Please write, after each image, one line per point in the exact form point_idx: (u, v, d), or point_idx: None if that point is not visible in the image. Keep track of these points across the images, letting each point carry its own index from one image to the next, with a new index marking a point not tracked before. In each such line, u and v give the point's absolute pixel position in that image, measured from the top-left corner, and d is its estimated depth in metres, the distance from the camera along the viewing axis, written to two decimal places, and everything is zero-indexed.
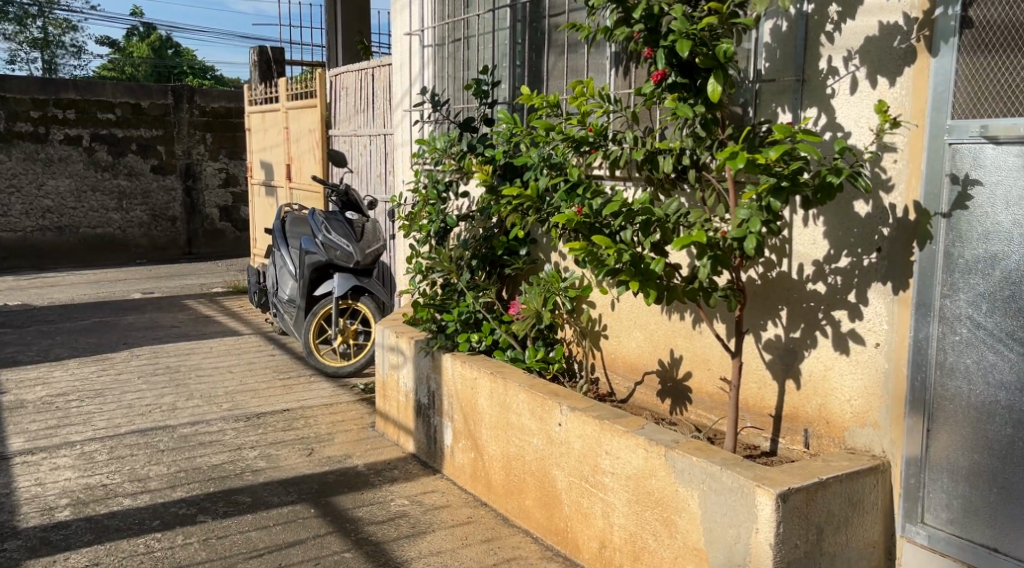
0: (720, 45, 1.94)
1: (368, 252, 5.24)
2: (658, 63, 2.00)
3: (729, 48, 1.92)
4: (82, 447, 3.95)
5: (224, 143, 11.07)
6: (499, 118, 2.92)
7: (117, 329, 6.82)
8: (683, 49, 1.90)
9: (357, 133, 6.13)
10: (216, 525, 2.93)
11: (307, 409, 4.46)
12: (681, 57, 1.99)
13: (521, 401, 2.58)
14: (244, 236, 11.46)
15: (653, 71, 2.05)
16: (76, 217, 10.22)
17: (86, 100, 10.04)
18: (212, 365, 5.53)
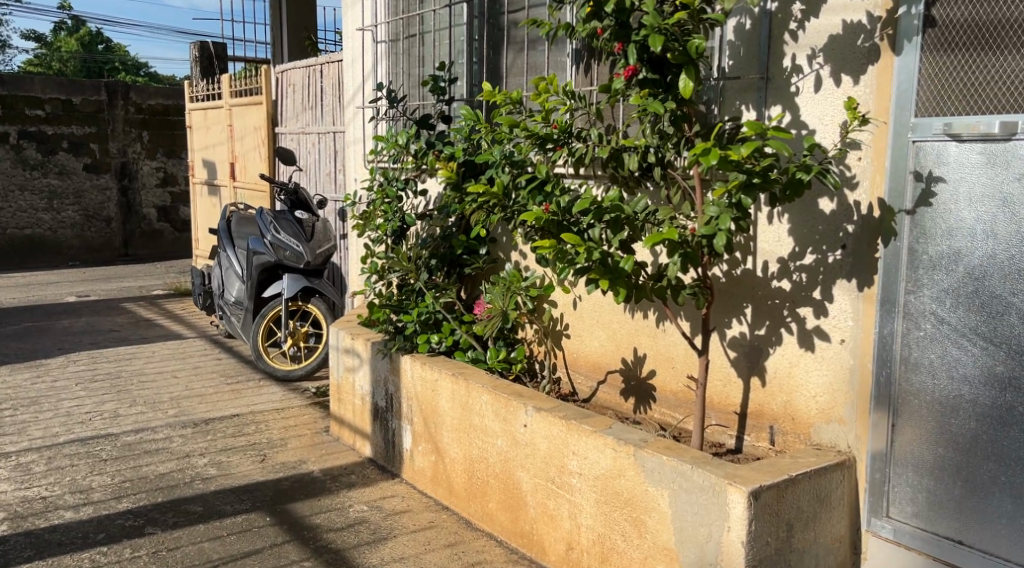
0: (692, 40, 1.94)
1: (319, 252, 5.15)
2: (630, 58, 1.99)
3: (700, 43, 1.92)
4: (18, 457, 3.80)
5: (162, 141, 10.81)
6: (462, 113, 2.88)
7: (51, 333, 6.60)
8: (655, 43, 1.90)
9: (304, 131, 6.03)
10: (166, 536, 2.83)
11: (257, 414, 4.36)
12: (652, 52, 1.99)
13: (484, 403, 2.55)
14: (183, 236, 11.22)
15: (625, 66, 2.04)
16: (4, 218, 9.86)
17: (14, 96, 9.70)
18: (154, 370, 5.37)
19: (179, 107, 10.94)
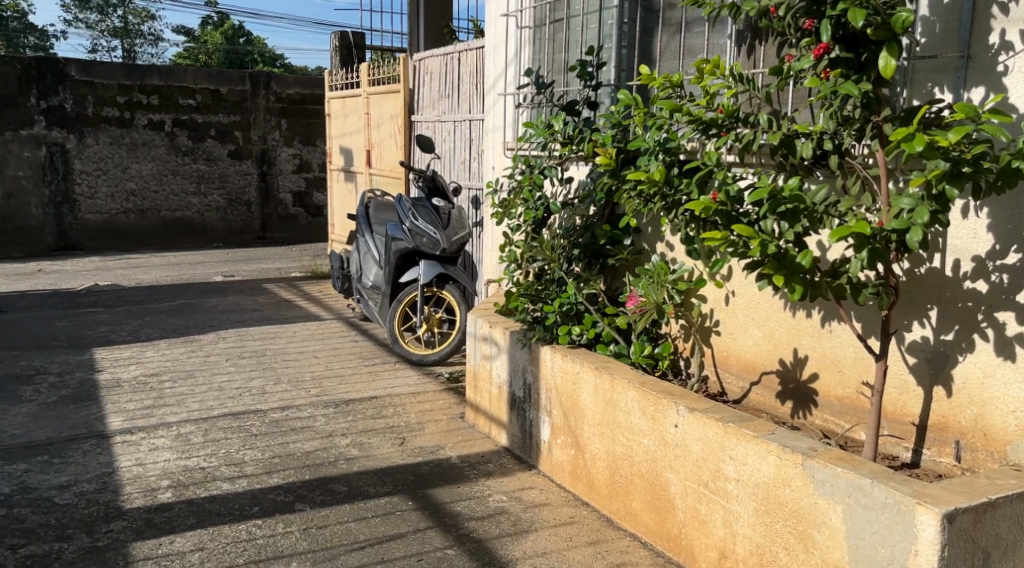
0: (897, 13, 1.80)
1: (454, 240, 5.15)
2: (822, 35, 1.89)
3: (908, 18, 1.78)
4: (178, 428, 4.03)
5: (299, 129, 11.20)
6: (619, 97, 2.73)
7: (200, 311, 6.94)
8: (856, 19, 1.79)
9: (440, 119, 6.08)
10: (315, 514, 2.90)
11: (394, 397, 4.43)
12: (849, 28, 1.87)
13: (631, 399, 2.47)
14: (316, 221, 11.62)
15: (816, 44, 1.93)
16: (158, 200, 10.46)
17: (170, 86, 10.24)
18: (296, 350, 5.56)
19: (316, 95, 11.30)
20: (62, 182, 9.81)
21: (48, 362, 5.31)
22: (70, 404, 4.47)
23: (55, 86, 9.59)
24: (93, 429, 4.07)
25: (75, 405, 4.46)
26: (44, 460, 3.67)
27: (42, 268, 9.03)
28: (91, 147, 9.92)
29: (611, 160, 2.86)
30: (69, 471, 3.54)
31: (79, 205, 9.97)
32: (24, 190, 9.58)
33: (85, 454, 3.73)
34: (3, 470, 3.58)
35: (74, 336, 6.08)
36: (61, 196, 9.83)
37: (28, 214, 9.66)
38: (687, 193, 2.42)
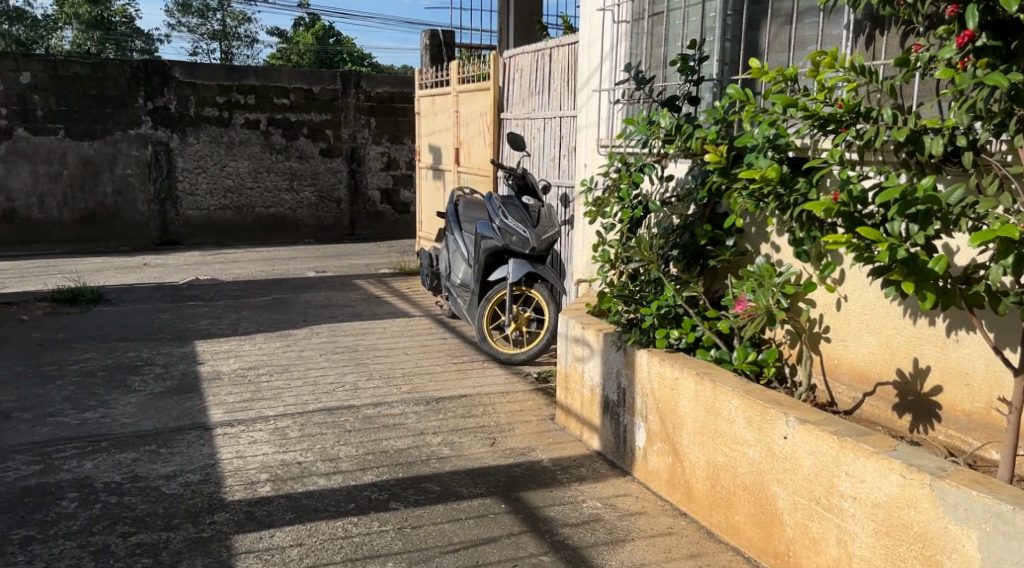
0: None
1: (544, 238, 5.06)
2: (970, 20, 1.86)
3: None
4: (276, 422, 4.14)
5: (387, 127, 11.33)
6: (729, 93, 2.64)
7: (294, 306, 7.08)
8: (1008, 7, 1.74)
9: (530, 116, 6.01)
10: (410, 513, 2.92)
11: (484, 396, 4.40)
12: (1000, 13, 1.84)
13: (734, 407, 2.38)
14: (404, 218, 11.73)
15: (962, 32, 1.90)
16: (253, 197, 10.75)
17: (266, 87, 10.53)
18: (387, 346, 5.61)
19: (405, 94, 11.40)
20: (166, 179, 10.18)
21: (153, 354, 5.50)
22: (174, 395, 4.61)
23: (160, 87, 9.96)
24: (196, 421, 4.19)
25: (179, 396, 4.60)
26: (152, 450, 3.81)
27: (146, 262, 9.39)
28: (192, 145, 10.26)
29: (721, 157, 2.73)
30: (175, 461, 3.68)
31: (181, 202, 10.33)
32: (131, 187, 9.99)
33: (190, 445, 3.86)
34: (115, 458, 3.72)
35: (176, 329, 6.28)
36: (165, 193, 10.21)
37: (134, 210, 10.07)
38: (806, 191, 2.35)
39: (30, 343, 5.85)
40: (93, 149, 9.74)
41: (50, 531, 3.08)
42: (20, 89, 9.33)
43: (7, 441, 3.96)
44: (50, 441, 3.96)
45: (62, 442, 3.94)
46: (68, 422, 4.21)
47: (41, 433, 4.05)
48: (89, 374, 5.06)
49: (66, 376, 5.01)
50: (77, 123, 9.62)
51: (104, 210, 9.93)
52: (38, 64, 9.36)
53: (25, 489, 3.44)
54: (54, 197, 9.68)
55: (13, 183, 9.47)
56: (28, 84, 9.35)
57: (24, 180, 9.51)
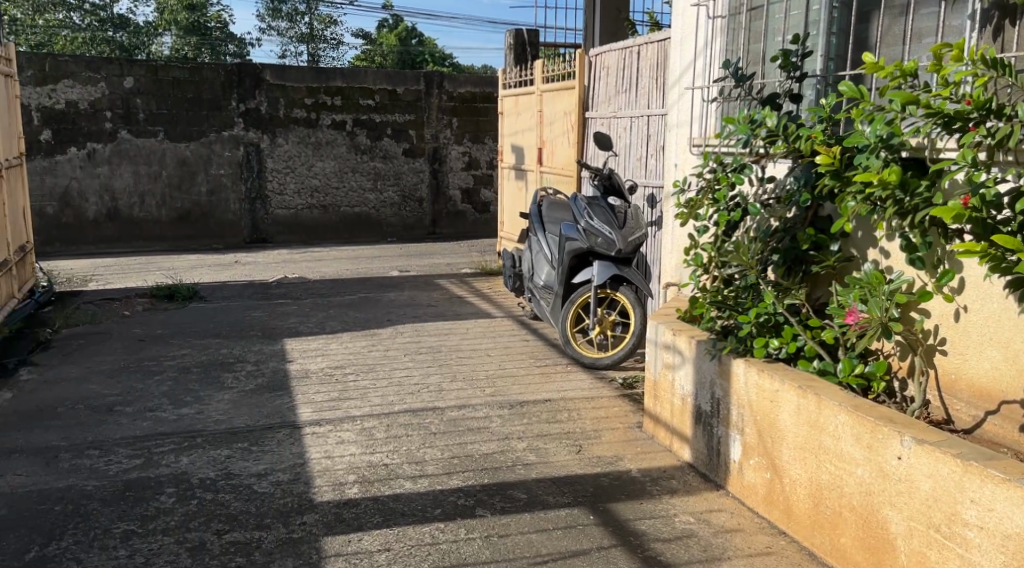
0: None
1: (631, 240, 4.92)
2: None
3: None
4: (363, 422, 4.17)
5: (469, 127, 11.35)
6: (842, 89, 2.49)
7: (378, 305, 7.12)
8: None
9: (616, 115, 5.90)
10: (496, 521, 2.94)
11: (569, 401, 4.32)
12: None
13: (842, 424, 2.34)
14: (484, 218, 11.74)
15: None
16: (339, 197, 10.91)
17: (352, 88, 10.67)
18: (470, 346, 5.59)
19: (487, 94, 11.39)
20: (256, 179, 10.42)
21: (245, 351, 5.61)
22: (265, 392, 4.68)
23: (252, 90, 10.21)
24: (286, 419, 4.24)
25: (270, 393, 4.66)
26: (245, 447, 3.87)
27: (238, 260, 9.63)
28: (281, 146, 10.48)
29: (834, 159, 2.58)
30: (266, 459, 3.72)
31: (271, 202, 10.57)
32: (224, 187, 10.28)
33: (280, 443, 3.91)
34: (210, 454, 3.79)
35: (266, 326, 6.39)
36: (255, 193, 10.46)
37: (227, 208, 10.35)
38: (929, 195, 2.31)
39: (129, 338, 6.04)
40: (190, 150, 10.05)
41: (149, 525, 3.16)
42: (123, 93, 9.69)
43: (109, 434, 4.08)
44: (149, 436, 4.05)
45: (160, 436, 4.04)
46: (166, 417, 4.32)
47: (140, 427, 4.16)
48: (185, 370, 5.18)
49: (164, 371, 5.15)
50: (174, 125, 9.94)
51: (199, 209, 10.24)
52: (140, 69, 9.70)
53: (126, 483, 3.53)
54: (153, 197, 10.02)
55: (116, 183, 9.85)
56: (131, 88, 9.70)
57: (125, 180, 9.88)
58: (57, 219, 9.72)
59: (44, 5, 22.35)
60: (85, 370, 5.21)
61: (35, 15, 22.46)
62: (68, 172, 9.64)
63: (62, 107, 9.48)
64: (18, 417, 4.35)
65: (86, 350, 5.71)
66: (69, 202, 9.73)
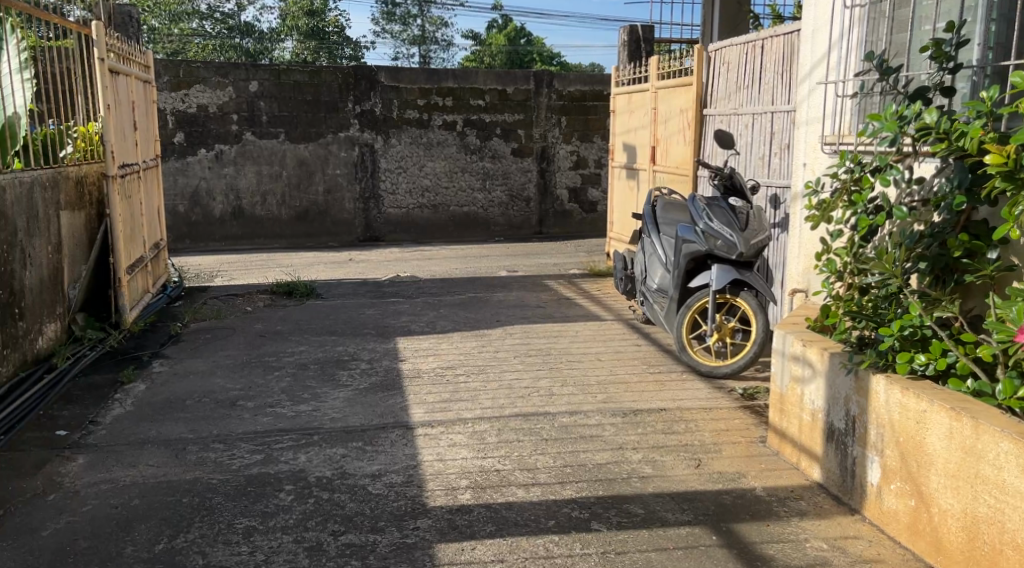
0: None
1: (753, 243, 4.68)
2: None
3: None
4: (474, 425, 4.12)
5: (578, 126, 11.22)
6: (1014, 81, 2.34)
7: (488, 305, 7.09)
8: None
9: (737, 112, 5.68)
10: (613, 537, 2.88)
11: (685, 411, 4.16)
12: None
13: (1005, 451, 2.22)
14: (591, 218, 11.59)
15: None
16: (448, 196, 10.98)
17: (463, 88, 10.72)
18: (581, 350, 5.47)
19: (597, 93, 11.24)
20: (370, 179, 10.61)
21: (359, 349, 5.66)
22: (379, 391, 4.70)
23: (367, 92, 10.39)
24: (399, 419, 4.24)
25: (383, 393, 4.68)
26: (359, 447, 3.88)
27: (352, 258, 9.82)
28: (394, 147, 10.62)
29: (1005, 160, 2.41)
30: (380, 460, 3.71)
31: (383, 201, 10.73)
32: (340, 187, 10.51)
33: (393, 444, 3.90)
34: (325, 453, 3.81)
35: (380, 324, 6.45)
36: (369, 192, 10.64)
37: (342, 208, 10.58)
38: None
39: (251, 333, 6.20)
40: (308, 151, 10.32)
41: (269, 523, 3.19)
42: (248, 96, 10.04)
43: (232, 428, 4.17)
44: (269, 432, 4.12)
45: (279, 433, 4.10)
46: (285, 413, 4.38)
47: (261, 423, 4.24)
48: (303, 366, 5.26)
49: (284, 367, 5.25)
50: (295, 126, 10.22)
51: (316, 208, 10.50)
52: (264, 73, 10.04)
53: (248, 478, 3.59)
54: (274, 196, 10.35)
55: (241, 183, 10.22)
56: (255, 91, 10.05)
57: (249, 180, 10.24)
58: (187, 217, 10.16)
59: (179, 15, 23.56)
60: (210, 364, 5.37)
61: (171, 25, 23.72)
62: (198, 172, 10.08)
63: (193, 111, 9.91)
64: (150, 409, 4.51)
65: (212, 344, 5.89)
66: (197, 201, 10.15)
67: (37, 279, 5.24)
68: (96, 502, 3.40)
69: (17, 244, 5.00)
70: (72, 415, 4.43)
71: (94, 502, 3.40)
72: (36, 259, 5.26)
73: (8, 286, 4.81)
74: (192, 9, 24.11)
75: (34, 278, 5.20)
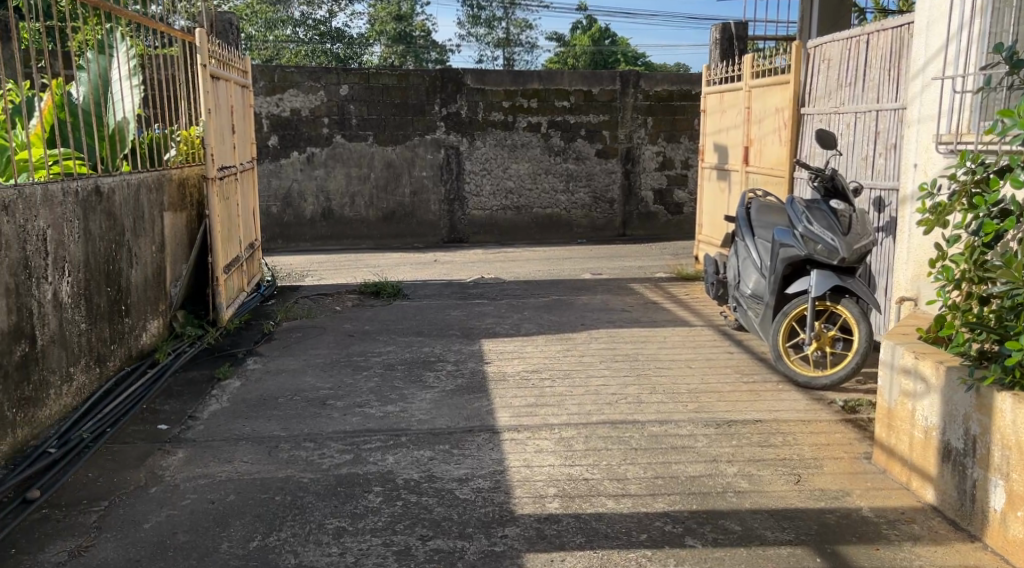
0: None
1: (856, 248, 4.46)
2: None
3: None
4: (561, 431, 4.03)
5: (664, 126, 11.01)
6: None
7: (573, 308, 6.99)
8: None
9: (838, 110, 5.45)
10: (709, 555, 2.79)
11: (782, 423, 4.00)
12: None
13: None
14: (676, 219, 11.36)
15: None
16: (532, 198, 10.93)
17: (548, 90, 10.64)
18: (670, 356, 5.32)
19: (684, 92, 11.02)
20: (455, 181, 10.64)
21: (445, 350, 5.65)
22: (465, 394, 4.66)
23: (454, 94, 10.42)
24: (485, 422, 4.18)
25: (469, 395, 4.64)
26: (446, 450, 3.84)
27: (437, 259, 9.87)
28: (479, 149, 10.62)
29: None
30: (466, 464, 3.67)
31: (468, 203, 10.76)
32: (426, 189, 10.58)
33: (480, 448, 3.85)
34: (413, 455, 3.79)
35: (465, 326, 6.43)
36: (454, 194, 10.69)
37: (427, 209, 10.66)
38: None
39: (340, 333, 6.26)
40: (396, 153, 10.42)
41: (359, 524, 3.17)
42: (339, 99, 10.19)
43: (322, 427, 4.19)
44: (358, 432, 4.12)
45: (367, 433, 4.10)
46: (374, 413, 4.38)
47: (350, 422, 4.25)
48: (390, 367, 5.27)
49: (372, 367, 5.27)
50: (383, 129, 10.33)
51: (402, 209, 10.60)
52: (354, 77, 10.17)
53: (338, 478, 3.58)
54: (362, 198, 10.49)
55: (331, 185, 10.40)
56: (346, 95, 10.19)
57: (339, 182, 10.40)
58: (280, 218, 10.40)
59: (274, 23, 24.19)
60: (302, 362, 5.44)
61: (267, 32, 24.37)
62: (290, 174, 10.29)
63: (286, 115, 10.13)
64: (245, 405, 4.58)
65: (303, 343, 5.97)
66: (290, 202, 10.37)
67: (142, 277, 5.41)
68: (194, 497, 3.44)
69: (125, 243, 5.16)
70: (172, 410, 4.52)
71: (192, 496, 3.45)
72: (141, 258, 5.42)
73: (115, 284, 4.97)
74: (286, 16, 24.76)
75: (139, 276, 5.37)
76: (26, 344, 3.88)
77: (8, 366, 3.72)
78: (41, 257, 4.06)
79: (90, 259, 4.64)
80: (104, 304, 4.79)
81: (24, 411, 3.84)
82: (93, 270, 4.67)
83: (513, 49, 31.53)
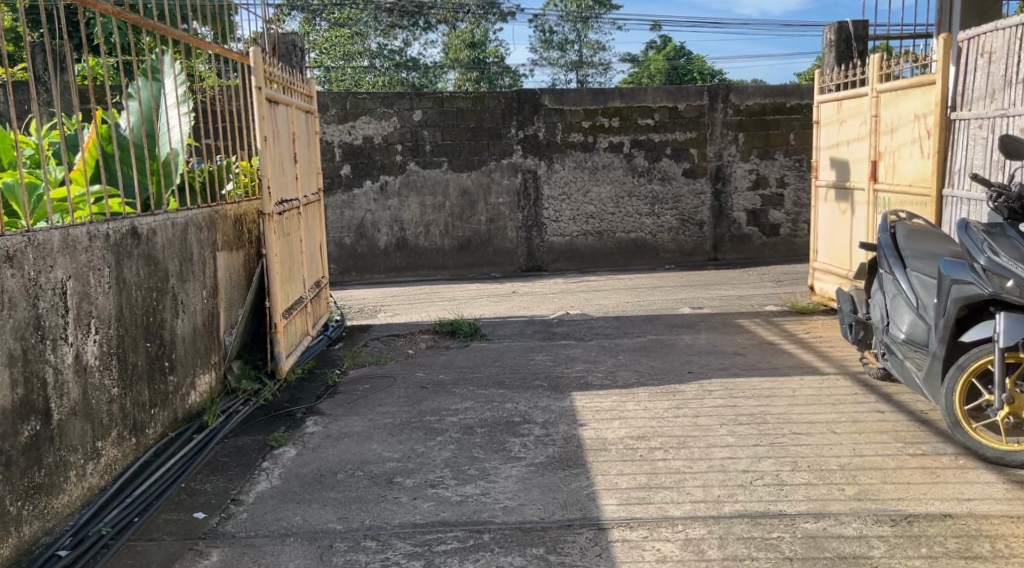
0: None
1: None
2: None
3: None
4: (687, 529, 3.15)
5: (758, 142, 10.01)
6: None
7: (675, 351, 6.07)
8: None
9: (1009, 112, 4.64)
10: None
11: (979, 523, 3.08)
12: None
13: None
14: (772, 242, 10.29)
15: None
16: (614, 222, 10.04)
17: (631, 108, 9.79)
18: (807, 416, 4.36)
19: (779, 105, 10.00)
20: (533, 207, 9.87)
21: (531, 409, 4.79)
22: (559, 470, 3.81)
23: (531, 116, 9.66)
24: (587, 513, 3.33)
25: (565, 472, 3.78)
26: (540, 557, 3.02)
27: (515, 290, 9.10)
28: (558, 172, 9.81)
29: None
30: None
31: (546, 229, 9.95)
32: (502, 216, 9.85)
33: (584, 555, 3.01)
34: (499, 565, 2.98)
35: (552, 375, 5.59)
36: (531, 220, 9.91)
37: (504, 237, 9.93)
38: None
39: (412, 384, 5.48)
40: (471, 180, 9.73)
41: None
42: (412, 126, 9.55)
43: (388, 518, 3.40)
44: (430, 525, 3.31)
45: (443, 527, 3.29)
46: (449, 497, 3.57)
47: (421, 511, 3.44)
48: (468, 431, 4.44)
49: (446, 432, 4.45)
50: (458, 155, 9.66)
51: (478, 238, 9.89)
52: (426, 101, 9.52)
53: None
54: (436, 227, 9.82)
55: (405, 215, 9.75)
56: (420, 121, 9.54)
57: (413, 211, 9.75)
58: (353, 249, 9.79)
59: (351, 54, 23.88)
60: (367, 424, 4.66)
61: (344, 64, 23.96)
62: (363, 205, 9.68)
63: (359, 143, 9.53)
64: (297, 484, 3.82)
65: (369, 398, 5.21)
66: (363, 233, 9.76)
67: (190, 327, 4.75)
68: None
69: (169, 290, 4.51)
70: (214, 491, 3.79)
71: None
72: (189, 306, 4.77)
73: (156, 338, 4.31)
74: (362, 47, 24.49)
75: (187, 326, 4.71)
76: (37, 422, 3.22)
77: (10, 452, 3.06)
78: (59, 315, 3.41)
79: (125, 311, 3.98)
80: (142, 363, 4.13)
81: (33, 502, 3.18)
82: (128, 325, 4.01)
83: (586, 71, 30.94)
